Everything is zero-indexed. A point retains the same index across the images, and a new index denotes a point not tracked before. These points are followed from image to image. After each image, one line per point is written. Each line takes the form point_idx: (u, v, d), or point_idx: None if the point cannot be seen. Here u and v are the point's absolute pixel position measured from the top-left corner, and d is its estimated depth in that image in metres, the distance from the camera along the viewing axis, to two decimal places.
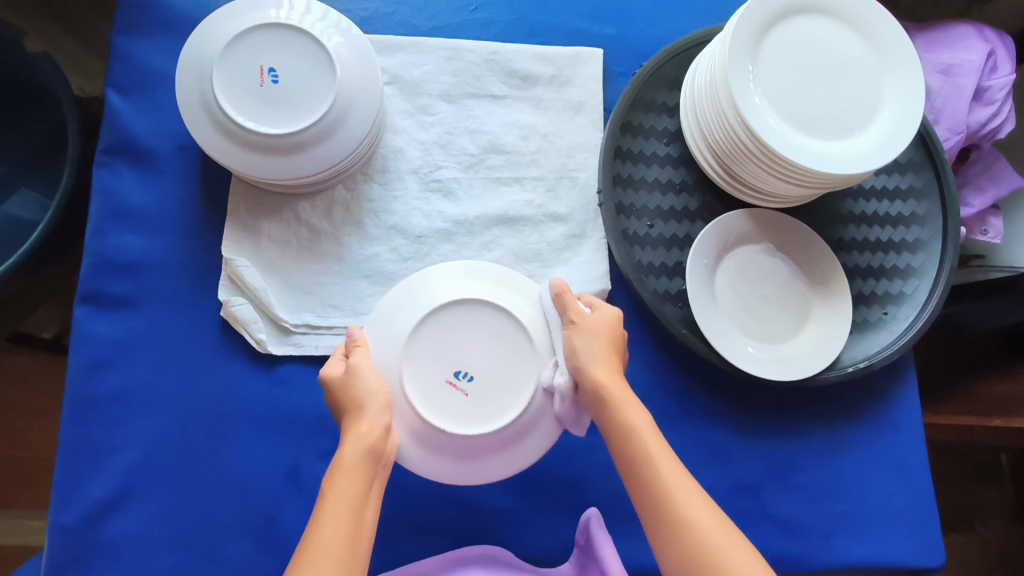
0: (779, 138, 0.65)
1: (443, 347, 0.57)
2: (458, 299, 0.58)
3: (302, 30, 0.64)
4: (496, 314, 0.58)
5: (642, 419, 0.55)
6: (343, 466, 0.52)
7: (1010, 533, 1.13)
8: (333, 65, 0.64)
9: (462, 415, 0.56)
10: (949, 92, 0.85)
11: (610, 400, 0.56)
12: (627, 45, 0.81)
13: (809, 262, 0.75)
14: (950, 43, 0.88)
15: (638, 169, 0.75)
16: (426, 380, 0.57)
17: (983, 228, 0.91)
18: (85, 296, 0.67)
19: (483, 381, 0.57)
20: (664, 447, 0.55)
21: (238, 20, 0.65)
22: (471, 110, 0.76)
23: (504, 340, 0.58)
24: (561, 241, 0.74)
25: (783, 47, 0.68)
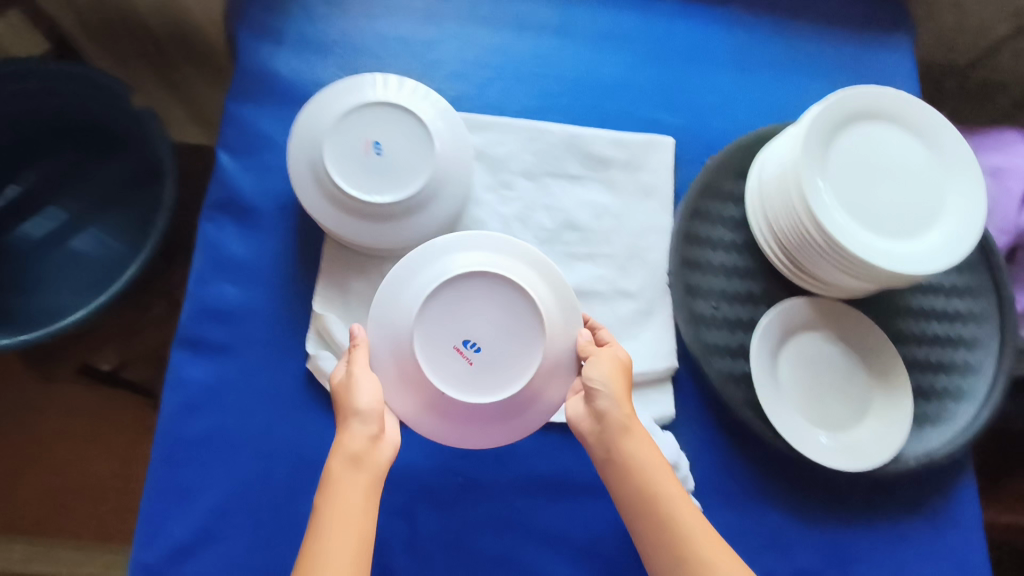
0: (845, 233, 0.70)
1: (491, 367, 0.62)
2: (517, 377, 0.62)
3: (400, 107, 0.70)
4: (489, 382, 0.62)
5: (655, 465, 0.60)
6: (341, 480, 0.56)
7: None
8: (431, 140, 0.70)
9: (447, 322, 0.62)
10: (998, 193, 0.89)
11: (628, 437, 0.61)
12: (697, 133, 0.85)
13: (868, 352, 0.78)
14: (1000, 148, 0.94)
15: (705, 253, 0.80)
16: (505, 317, 0.63)
17: None
18: (183, 341, 0.71)
19: (455, 348, 0.62)
20: (675, 484, 0.60)
21: (341, 99, 0.71)
22: (550, 188, 0.80)
23: (470, 373, 0.62)
24: (630, 317, 0.77)
25: (852, 148, 0.73)
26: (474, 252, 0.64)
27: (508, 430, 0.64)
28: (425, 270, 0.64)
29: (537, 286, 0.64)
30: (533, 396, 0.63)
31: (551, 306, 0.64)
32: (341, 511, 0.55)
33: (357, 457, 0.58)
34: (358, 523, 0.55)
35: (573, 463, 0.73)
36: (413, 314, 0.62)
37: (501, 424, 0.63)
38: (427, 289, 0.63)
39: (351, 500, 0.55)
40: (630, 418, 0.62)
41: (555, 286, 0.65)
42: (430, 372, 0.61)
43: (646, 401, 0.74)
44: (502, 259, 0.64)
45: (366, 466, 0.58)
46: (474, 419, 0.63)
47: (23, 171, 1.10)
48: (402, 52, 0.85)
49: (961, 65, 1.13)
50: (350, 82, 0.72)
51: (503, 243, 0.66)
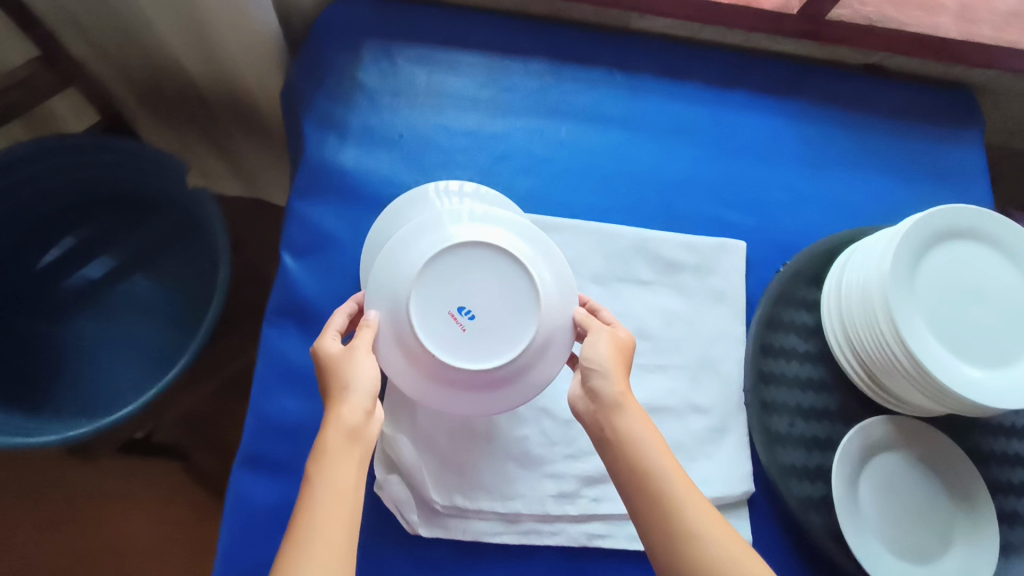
0: (936, 362, 0.67)
1: (485, 336, 0.62)
2: (512, 350, 0.61)
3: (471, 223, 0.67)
4: (482, 354, 0.62)
5: (653, 442, 0.59)
6: (332, 454, 0.55)
7: None
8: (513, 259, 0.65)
9: (446, 292, 0.62)
10: None
11: (623, 415, 0.61)
12: (766, 235, 0.83)
13: (951, 475, 0.75)
14: None
15: (779, 365, 0.77)
16: (502, 288, 0.63)
17: None
18: (245, 459, 0.68)
19: (451, 313, 0.62)
20: (672, 460, 0.58)
21: (408, 218, 0.70)
22: (619, 293, 0.78)
23: (465, 341, 0.62)
24: (704, 434, 0.74)
25: (938, 268, 0.71)
26: (478, 225, 0.65)
27: (494, 401, 0.63)
28: (425, 238, 0.64)
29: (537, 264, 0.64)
30: (523, 369, 0.63)
31: (550, 286, 0.64)
32: (327, 485, 0.53)
33: (344, 431, 0.56)
34: (345, 494, 0.53)
35: None
36: (412, 273, 0.62)
37: (491, 396, 0.63)
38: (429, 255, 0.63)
39: (340, 471, 0.54)
40: (622, 396, 0.62)
41: (556, 268, 0.66)
42: (425, 339, 0.61)
43: None
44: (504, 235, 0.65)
45: (356, 439, 0.56)
46: (467, 389, 0.62)
47: (74, 227, 1.06)
48: (468, 145, 0.83)
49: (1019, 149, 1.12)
50: (416, 198, 0.72)
51: (507, 219, 0.67)
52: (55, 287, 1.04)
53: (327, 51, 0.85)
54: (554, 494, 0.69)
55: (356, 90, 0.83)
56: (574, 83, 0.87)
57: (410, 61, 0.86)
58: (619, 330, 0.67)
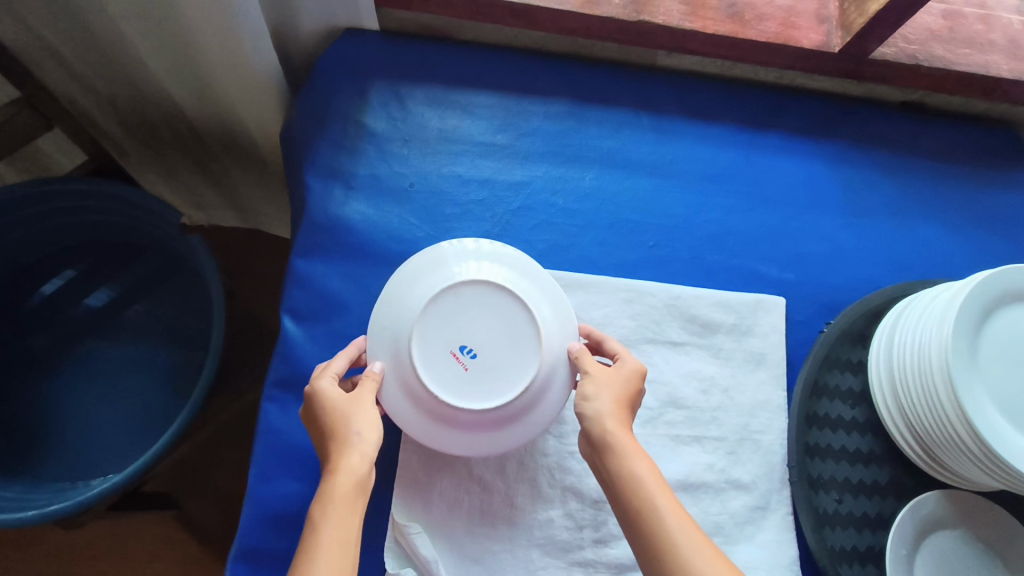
0: (1006, 443, 0.61)
1: (487, 373, 0.60)
2: (515, 387, 0.59)
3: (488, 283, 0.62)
4: (484, 393, 0.59)
5: (647, 473, 0.54)
6: (336, 504, 0.51)
7: None
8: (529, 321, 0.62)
9: (447, 331, 0.61)
10: None
11: (612, 452, 0.56)
12: (806, 290, 0.77)
13: (1020, 559, 0.68)
14: None
15: (825, 435, 0.71)
16: (506, 326, 0.61)
17: None
18: (242, 551, 0.62)
19: (452, 352, 0.60)
20: (669, 495, 0.53)
21: (425, 280, 0.62)
22: (649, 357, 0.72)
23: (467, 378, 0.60)
24: (743, 514, 0.68)
25: (1002, 334, 0.65)
26: (480, 263, 0.64)
27: (499, 441, 0.61)
28: (425, 277, 0.63)
29: (539, 302, 0.63)
30: (528, 406, 0.60)
31: (551, 324, 0.63)
32: (324, 535, 0.49)
33: (350, 475, 0.52)
34: (344, 545, 0.49)
35: None
36: (413, 314, 0.61)
37: (495, 434, 0.60)
38: (429, 293, 0.61)
39: (340, 518, 0.50)
40: (614, 431, 0.57)
41: (555, 302, 0.65)
42: (425, 378, 0.59)
43: None
44: (506, 273, 0.64)
45: (361, 483, 0.52)
46: (471, 431, 0.60)
47: (63, 268, 1.02)
48: (484, 196, 0.77)
49: None
50: (431, 257, 0.64)
51: (509, 257, 0.66)
52: (63, 313, 1.02)
53: (333, 94, 0.80)
54: None
55: (363, 136, 0.78)
56: (597, 127, 0.82)
57: (421, 104, 0.81)
58: (628, 360, 0.63)
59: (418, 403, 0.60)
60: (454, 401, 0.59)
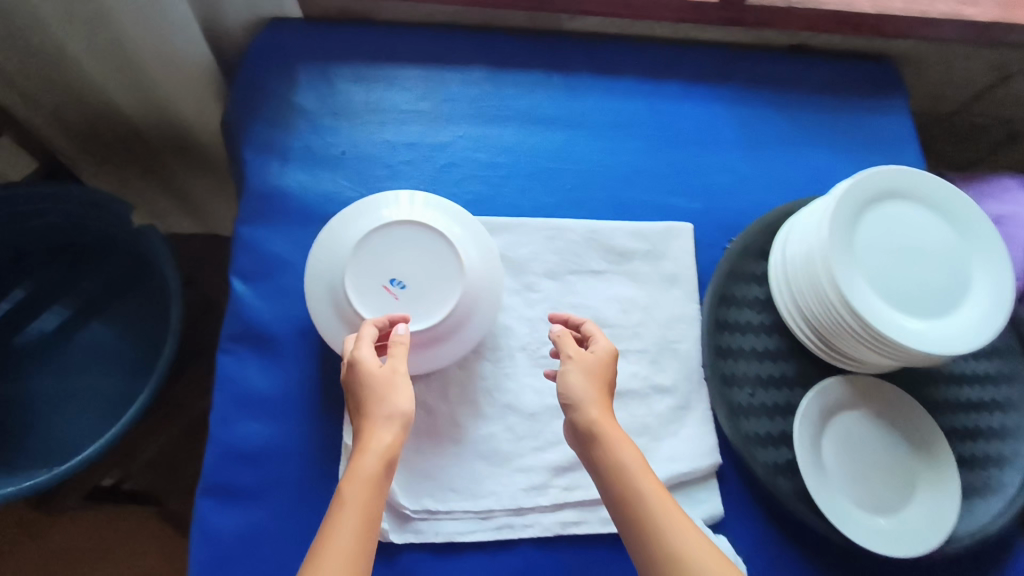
0: (883, 318, 0.69)
1: (417, 301, 0.67)
2: (442, 310, 0.67)
3: (412, 222, 0.69)
4: (415, 316, 0.67)
5: (635, 463, 0.59)
6: (352, 493, 0.54)
7: None
8: (452, 251, 0.69)
9: (379, 268, 0.68)
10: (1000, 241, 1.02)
11: (599, 442, 0.61)
12: (712, 216, 0.85)
13: (909, 427, 0.77)
14: (995, 195, 1.06)
15: (736, 339, 0.79)
16: (429, 257, 0.69)
17: None
18: (209, 488, 0.67)
19: (386, 284, 0.68)
20: (657, 485, 0.58)
21: (356, 226, 0.70)
22: (573, 285, 0.79)
23: (400, 306, 0.67)
24: (667, 414, 0.75)
25: (876, 227, 0.73)
26: (406, 207, 0.71)
27: (433, 358, 0.69)
28: (357, 224, 0.70)
29: (460, 236, 0.71)
30: (457, 326, 0.68)
31: (472, 253, 0.70)
32: (350, 511, 0.53)
33: (376, 451, 0.57)
34: (367, 520, 0.53)
35: None
36: (346, 256, 0.68)
37: (429, 353, 0.68)
38: (360, 238, 0.68)
39: (366, 491, 0.54)
40: (597, 422, 0.62)
41: (474, 233, 0.72)
42: (362, 310, 0.66)
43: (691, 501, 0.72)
44: (431, 214, 0.71)
45: (386, 459, 0.57)
46: (408, 352, 0.68)
47: (19, 278, 1.03)
48: (412, 156, 0.84)
49: (946, 114, 1.20)
50: (361, 206, 0.71)
51: (433, 201, 0.73)
52: (10, 342, 1.01)
53: (265, 80, 0.86)
54: (526, 486, 0.70)
55: (296, 114, 0.85)
56: (512, 87, 0.89)
57: (348, 81, 0.87)
58: (603, 341, 0.68)
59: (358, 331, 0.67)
60: (388, 326, 0.66)
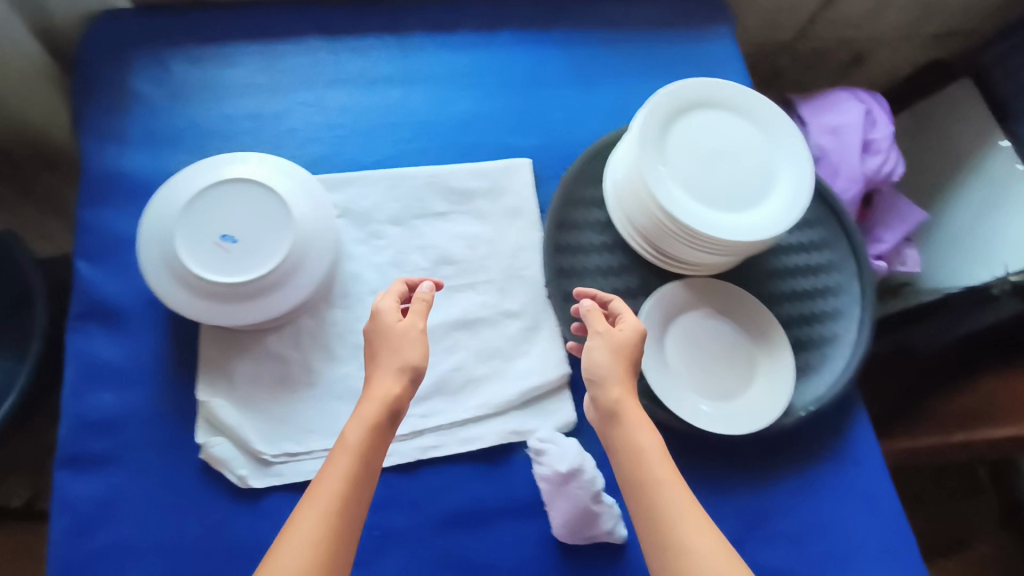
0: (698, 219, 0.74)
1: (249, 252, 0.70)
2: (275, 257, 0.70)
3: (238, 180, 0.71)
4: (249, 267, 0.69)
5: (652, 444, 0.58)
6: (331, 463, 0.55)
7: (1000, 542, 1.50)
8: (280, 201, 0.71)
9: (209, 226, 0.70)
10: (840, 149, 1.09)
11: (620, 421, 0.60)
12: (551, 150, 0.90)
13: (746, 319, 0.83)
14: (832, 108, 1.13)
15: (579, 259, 0.82)
16: (258, 209, 0.71)
17: (903, 260, 1.21)
18: (64, 460, 0.68)
19: (217, 240, 0.69)
20: (670, 470, 0.57)
21: (183, 190, 0.71)
22: (419, 229, 0.82)
23: (232, 258, 0.69)
24: (518, 335, 0.79)
25: (686, 136, 0.78)
26: (232, 166, 0.73)
27: (273, 306, 0.71)
28: (184, 189, 0.71)
29: (289, 187, 0.73)
30: (292, 271, 0.71)
31: (301, 201, 0.73)
32: (344, 453, 0.55)
33: (382, 401, 0.58)
34: (360, 470, 0.55)
35: (485, 492, 0.72)
36: (173, 219, 0.69)
37: (268, 301, 0.70)
38: (187, 201, 0.70)
39: (364, 438, 0.56)
40: (619, 402, 0.61)
41: (304, 184, 0.75)
42: (194, 267, 0.68)
43: (545, 412, 0.75)
44: (258, 169, 0.73)
45: (391, 411, 0.58)
46: (247, 303, 0.70)
47: None
48: (253, 127, 0.87)
49: (788, 42, 1.27)
50: (189, 172, 0.73)
51: (261, 157, 0.75)
52: None
53: (97, 69, 0.87)
54: None
55: (132, 99, 0.86)
56: (348, 53, 0.92)
57: (184, 64, 0.89)
58: (630, 318, 0.67)
59: (194, 289, 0.69)
60: (223, 279, 0.68)
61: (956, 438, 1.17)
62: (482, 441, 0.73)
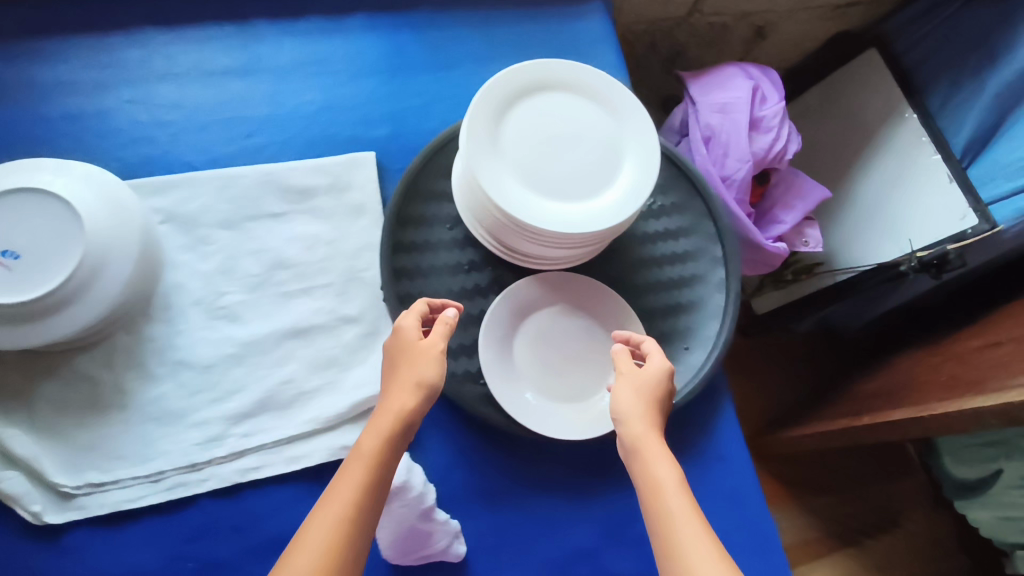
0: (530, 211, 0.68)
1: (33, 267, 0.63)
2: (61, 272, 0.63)
3: (18, 187, 0.64)
4: (31, 283, 0.62)
5: (670, 475, 0.52)
6: (344, 479, 0.51)
7: (929, 521, 1.48)
8: (70, 208, 0.64)
9: None
10: (730, 128, 1.03)
11: (639, 455, 0.55)
12: (403, 140, 0.84)
13: (606, 314, 0.77)
14: (722, 85, 1.08)
15: (425, 258, 0.77)
16: (44, 220, 0.64)
17: (804, 240, 1.15)
18: None
19: None
20: (689, 502, 0.50)
21: None
22: (252, 232, 0.76)
23: (12, 275, 0.62)
24: (355, 342, 0.73)
25: (523, 122, 0.72)
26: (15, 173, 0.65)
27: (66, 325, 0.64)
28: None
29: (81, 192, 0.66)
30: (85, 285, 0.64)
31: (95, 207, 0.66)
32: (358, 461, 0.52)
33: (399, 411, 0.55)
34: (375, 479, 0.51)
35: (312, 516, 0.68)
36: None
37: (59, 320, 0.64)
38: None
39: (380, 447, 0.53)
40: (642, 436, 0.56)
41: (102, 187, 0.68)
42: None
43: None
44: (44, 175, 0.65)
45: (407, 423, 0.55)
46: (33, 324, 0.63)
47: None
48: (66, 128, 0.76)
49: (685, 15, 1.22)
50: None
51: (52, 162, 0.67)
52: None
53: None
54: (200, 440, 0.68)
55: None
56: (176, 43, 0.82)
57: None
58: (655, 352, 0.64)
59: None
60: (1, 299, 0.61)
61: (861, 419, 1.12)
62: (308, 459, 0.68)
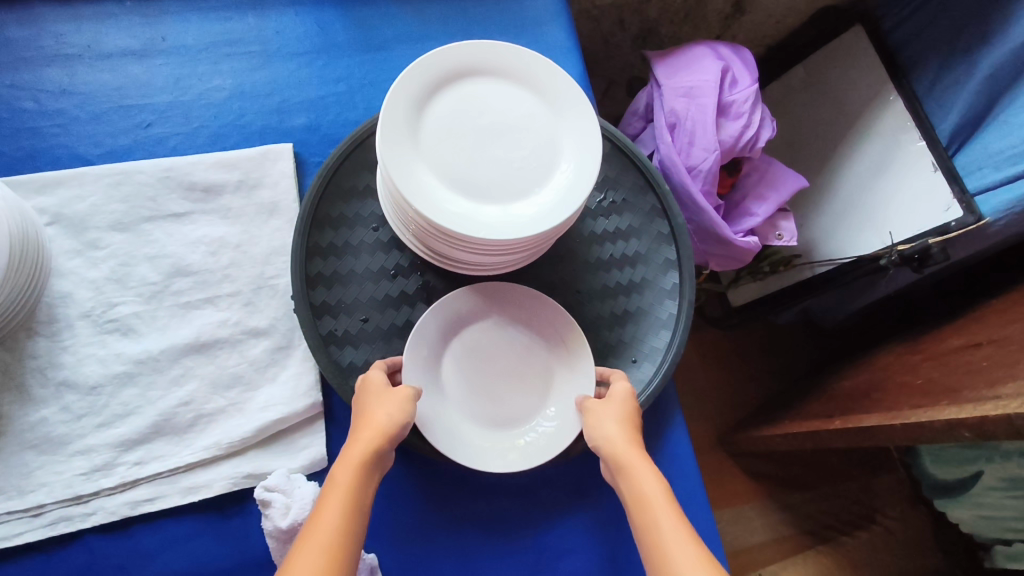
0: (451, 214, 0.60)
1: None
2: None
3: None
4: None
5: (656, 490, 0.52)
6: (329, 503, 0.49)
7: (905, 520, 1.42)
8: None
9: None
10: (695, 113, 0.95)
11: (624, 473, 0.55)
12: (324, 132, 0.77)
13: (546, 326, 0.70)
14: (688, 66, 1.00)
15: (345, 263, 0.70)
16: None
17: (777, 232, 1.08)
18: None
19: None
20: (674, 515, 0.50)
21: None
22: (149, 235, 0.69)
23: None
24: (263, 358, 0.67)
25: (445, 113, 0.64)
26: None
27: None
28: None
29: None
30: None
31: None
32: (336, 491, 0.50)
33: (371, 444, 0.53)
34: (355, 504, 0.50)
35: (212, 548, 0.63)
36: None
37: None
38: None
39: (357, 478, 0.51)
40: (627, 458, 0.55)
41: None
42: None
43: (291, 450, 0.66)
44: None
45: (376, 457, 0.54)
46: None
47: None
48: None
49: None
50: None
51: None
52: None
53: None
54: (85, 470, 0.61)
55: None
56: (68, 22, 0.73)
57: None
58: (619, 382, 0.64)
59: None
60: None
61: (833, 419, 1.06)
62: (209, 490, 0.63)
